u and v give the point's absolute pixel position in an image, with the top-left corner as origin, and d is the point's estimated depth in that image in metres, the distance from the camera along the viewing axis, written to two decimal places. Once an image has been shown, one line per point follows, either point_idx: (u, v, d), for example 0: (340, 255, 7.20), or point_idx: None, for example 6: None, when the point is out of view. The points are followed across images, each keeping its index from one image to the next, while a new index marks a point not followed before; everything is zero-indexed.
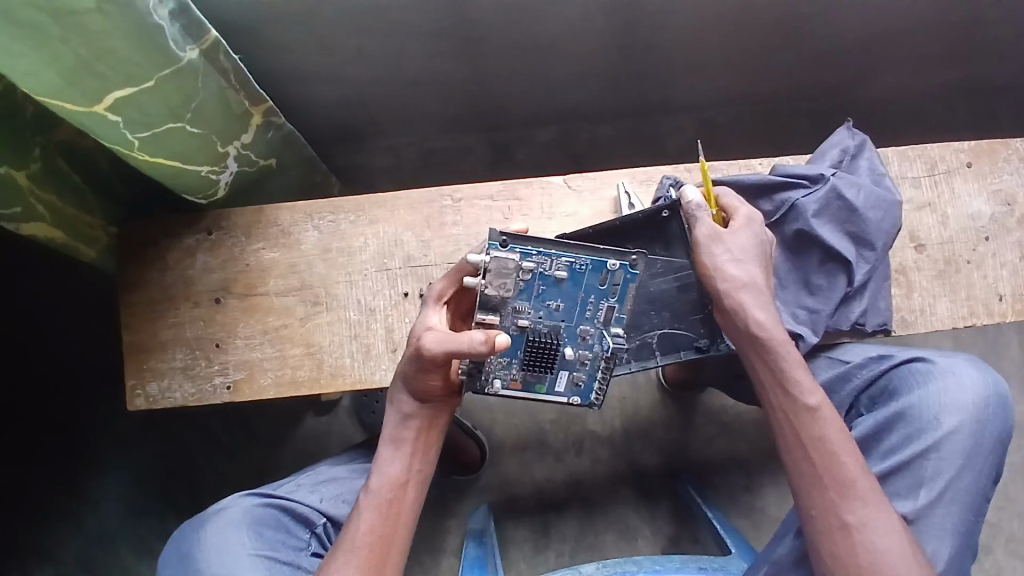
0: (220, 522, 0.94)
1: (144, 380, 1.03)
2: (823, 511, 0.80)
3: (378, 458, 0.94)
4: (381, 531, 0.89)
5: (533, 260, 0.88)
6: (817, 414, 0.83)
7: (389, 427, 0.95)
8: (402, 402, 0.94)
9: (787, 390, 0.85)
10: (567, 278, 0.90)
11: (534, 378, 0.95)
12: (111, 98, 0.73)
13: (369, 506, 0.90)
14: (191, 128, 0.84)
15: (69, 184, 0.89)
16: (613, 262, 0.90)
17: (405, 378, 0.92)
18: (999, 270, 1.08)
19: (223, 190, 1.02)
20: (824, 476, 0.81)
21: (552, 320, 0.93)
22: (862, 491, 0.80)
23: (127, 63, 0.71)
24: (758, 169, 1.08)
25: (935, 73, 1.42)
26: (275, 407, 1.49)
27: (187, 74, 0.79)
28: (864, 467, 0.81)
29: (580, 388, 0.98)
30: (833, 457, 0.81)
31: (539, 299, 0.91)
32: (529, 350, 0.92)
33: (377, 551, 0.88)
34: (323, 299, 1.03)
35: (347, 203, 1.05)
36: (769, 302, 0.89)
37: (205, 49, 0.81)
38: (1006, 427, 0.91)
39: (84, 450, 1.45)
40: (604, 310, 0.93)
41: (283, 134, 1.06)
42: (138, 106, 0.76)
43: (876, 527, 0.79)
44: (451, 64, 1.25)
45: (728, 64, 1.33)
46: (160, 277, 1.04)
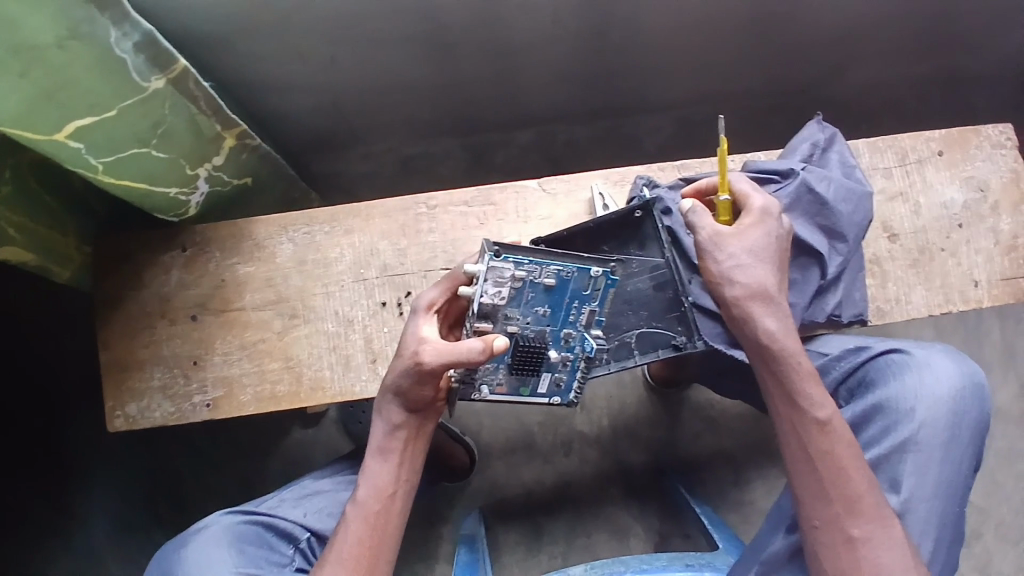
0: (202, 541, 0.94)
1: (123, 401, 1.02)
2: (828, 524, 0.81)
3: (365, 468, 0.93)
4: (369, 543, 0.89)
5: (523, 269, 0.87)
6: (828, 428, 0.83)
7: (375, 438, 0.94)
8: (390, 414, 0.92)
9: (796, 401, 0.85)
10: (555, 285, 0.89)
11: (520, 380, 0.96)
12: (72, 126, 0.72)
13: (357, 517, 0.90)
14: (157, 152, 0.83)
15: (40, 204, 0.88)
16: (596, 270, 0.91)
17: (395, 389, 0.90)
18: (973, 257, 1.09)
19: (195, 209, 1.01)
20: (835, 494, 0.81)
21: (539, 325, 0.92)
22: (867, 506, 0.80)
23: (91, 94, 0.71)
24: (730, 165, 1.08)
25: (908, 64, 1.43)
26: (262, 420, 1.48)
27: (154, 102, 0.79)
28: (872, 483, 0.81)
29: (560, 389, 0.99)
30: (840, 471, 0.81)
31: (526, 307, 0.90)
32: (517, 356, 0.92)
33: (366, 562, 0.88)
34: (300, 312, 1.03)
35: (322, 214, 1.04)
36: (781, 305, 0.88)
37: (173, 78, 0.80)
38: (982, 415, 0.92)
39: (70, 470, 1.45)
40: (585, 314, 0.94)
41: (259, 155, 1.04)
42: (100, 132, 0.75)
43: (880, 542, 0.79)
44: (425, 70, 1.25)
45: (701, 62, 1.34)
46: (135, 295, 1.04)
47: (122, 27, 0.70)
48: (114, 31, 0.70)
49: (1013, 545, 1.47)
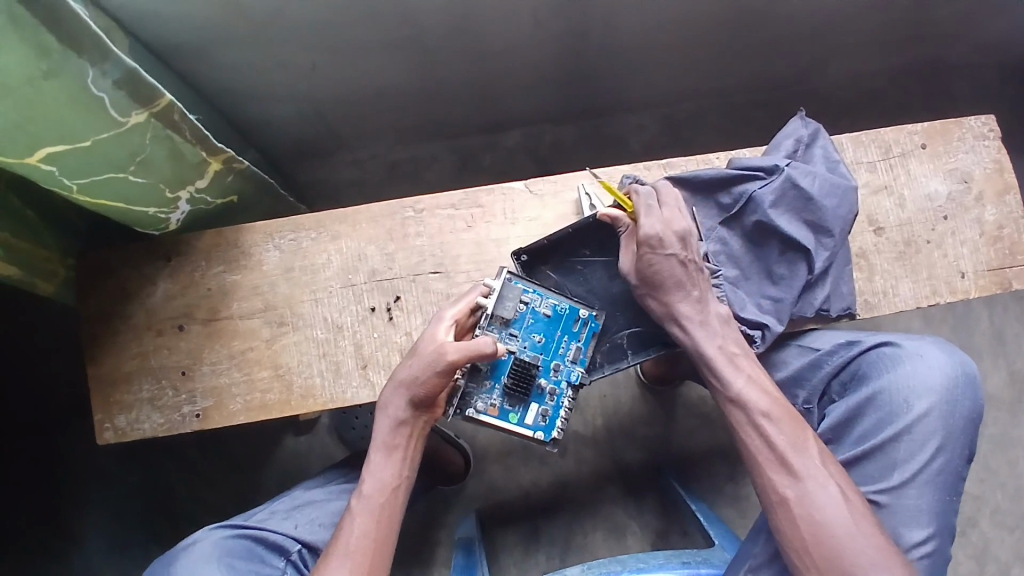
0: (191, 558, 0.93)
1: (112, 414, 1.01)
2: (765, 487, 0.85)
3: (369, 464, 0.92)
4: (375, 536, 0.88)
5: (527, 296, 0.95)
6: (740, 402, 0.88)
7: (379, 434, 0.92)
8: (395, 410, 0.91)
9: (714, 381, 0.91)
10: (550, 316, 0.96)
11: (511, 404, 0.94)
12: (44, 151, 0.71)
13: (362, 511, 0.90)
14: (135, 178, 0.82)
15: (22, 219, 0.88)
16: (584, 312, 0.98)
17: (403, 384, 0.90)
18: (959, 248, 1.09)
19: (176, 224, 1.00)
20: (760, 456, 0.85)
21: (533, 352, 0.96)
22: (795, 466, 0.83)
23: (64, 126, 0.70)
24: (715, 162, 1.07)
25: (887, 58, 1.45)
26: (254, 429, 1.47)
27: (132, 134, 0.77)
28: (800, 444, 0.84)
29: (545, 423, 0.95)
30: (761, 437, 0.86)
31: (524, 331, 0.96)
32: (513, 375, 0.93)
33: (372, 557, 0.87)
34: (289, 319, 1.02)
35: (308, 221, 1.04)
36: (693, 300, 0.92)
37: (156, 112, 0.77)
38: (976, 405, 0.92)
39: (64, 486, 1.44)
40: (573, 350, 0.97)
41: (245, 176, 1.01)
42: (73, 158, 0.74)
43: (814, 499, 0.81)
44: (408, 77, 1.25)
45: (685, 61, 1.35)
46: (120, 309, 1.02)
47: (101, 66, 0.68)
48: (92, 70, 0.68)
49: (1010, 531, 1.48)
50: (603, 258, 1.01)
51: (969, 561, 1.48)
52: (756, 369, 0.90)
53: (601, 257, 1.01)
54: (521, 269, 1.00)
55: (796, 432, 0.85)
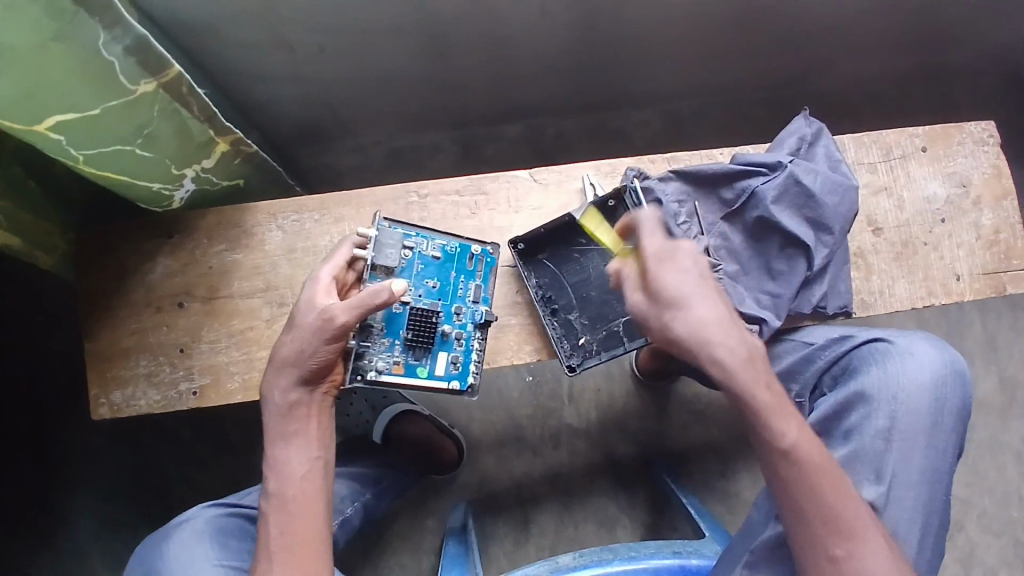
0: (184, 534, 0.92)
1: (108, 389, 0.99)
2: (810, 545, 0.79)
3: (271, 458, 0.85)
4: (296, 532, 0.81)
5: (411, 241, 0.96)
6: (793, 457, 0.80)
7: (271, 425, 0.85)
8: (283, 394, 0.85)
9: (760, 434, 0.81)
10: (440, 258, 0.98)
11: (417, 356, 0.95)
12: (53, 120, 0.70)
13: (273, 510, 0.82)
14: (141, 152, 0.81)
15: (25, 191, 0.87)
16: (476, 247, 0.99)
17: (293, 363, 0.85)
18: (955, 250, 1.11)
19: (179, 203, 0.98)
20: (813, 514, 0.79)
21: (430, 299, 0.96)
22: (847, 525, 0.79)
23: (73, 92, 0.69)
24: (719, 158, 1.08)
25: (890, 61, 1.46)
26: (248, 413, 1.47)
27: (140, 105, 0.76)
28: (848, 498, 0.80)
29: (459, 371, 0.96)
30: (812, 494, 0.79)
31: (417, 280, 0.96)
32: (411, 325, 0.93)
33: (307, 552, 0.80)
34: (289, 299, 1.00)
35: (311, 202, 1.03)
36: (722, 335, 0.83)
37: (164, 82, 0.76)
38: (965, 399, 0.93)
39: (55, 463, 1.44)
40: (473, 288, 0.98)
41: (252, 161, 1.01)
42: (82, 128, 0.73)
43: (861, 556, 0.78)
44: (415, 63, 1.26)
45: (690, 58, 1.36)
46: (119, 284, 1.01)
47: (112, 30, 0.68)
48: (104, 34, 0.67)
49: (996, 536, 1.51)
50: (600, 246, 1.02)
51: (956, 563, 1.50)
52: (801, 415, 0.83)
53: (596, 245, 1.02)
54: (518, 258, 1.01)
55: (841, 486, 0.80)
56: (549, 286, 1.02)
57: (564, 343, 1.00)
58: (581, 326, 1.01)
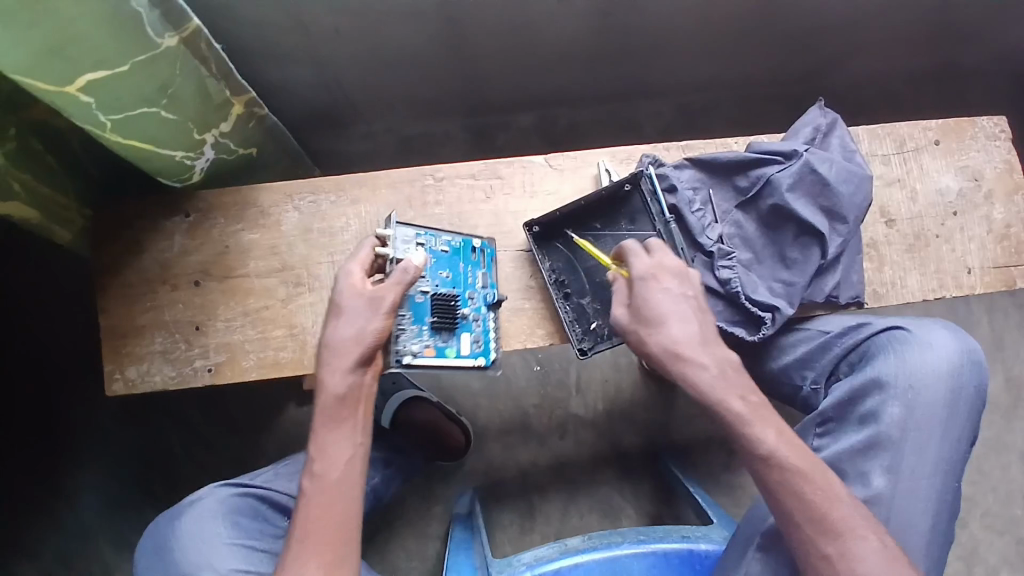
0: (196, 511, 0.92)
1: (123, 364, 1.00)
2: (801, 543, 0.78)
3: (317, 441, 0.83)
4: (327, 517, 0.79)
5: (422, 238, 0.95)
6: (772, 462, 0.79)
7: (321, 406, 0.83)
8: (338, 378, 0.83)
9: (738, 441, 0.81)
10: (449, 252, 0.97)
11: (444, 339, 0.94)
12: (83, 80, 0.69)
13: (314, 493, 0.81)
14: (166, 114, 0.81)
15: (43, 165, 0.88)
16: (477, 242, 1.01)
17: (350, 346, 0.84)
18: (967, 244, 1.11)
19: (199, 174, 0.99)
20: (801, 516, 0.77)
21: (446, 286, 0.95)
22: (836, 523, 0.77)
23: (103, 48, 0.67)
24: (733, 147, 1.08)
25: (904, 58, 1.47)
26: (257, 396, 1.48)
27: (164, 60, 0.77)
28: (840, 497, 0.78)
29: (482, 348, 0.96)
30: (796, 493, 0.78)
31: (431, 271, 0.95)
32: (435, 311, 0.93)
33: (335, 539, 0.78)
34: (305, 280, 1.01)
35: (327, 183, 1.03)
36: (694, 353, 0.84)
37: (184, 37, 0.78)
38: (980, 386, 0.94)
39: (63, 442, 1.45)
40: (481, 278, 0.99)
41: (263, 125, 1.07)
42: (110, 88, 0.72)
43: (857, 554, 0.75)
44: (432, 48, 1.26)
45: (705, 49, 1.36)
46: (136, 261, 1.02)
47: None
48: None
49: (999, 534, 1.51)
50: (614, 232, 1.01)
51: (958, 562, 1.50)
52: (783, 421, 0.82)
53: (610, 231, 1.02)
54: (533, 241, 1.02)
55: (827, 486, 0.78)
56: (564, 270, 1.02)
57: (576, 326, 1.00)
58: (593, 310, 1.00)
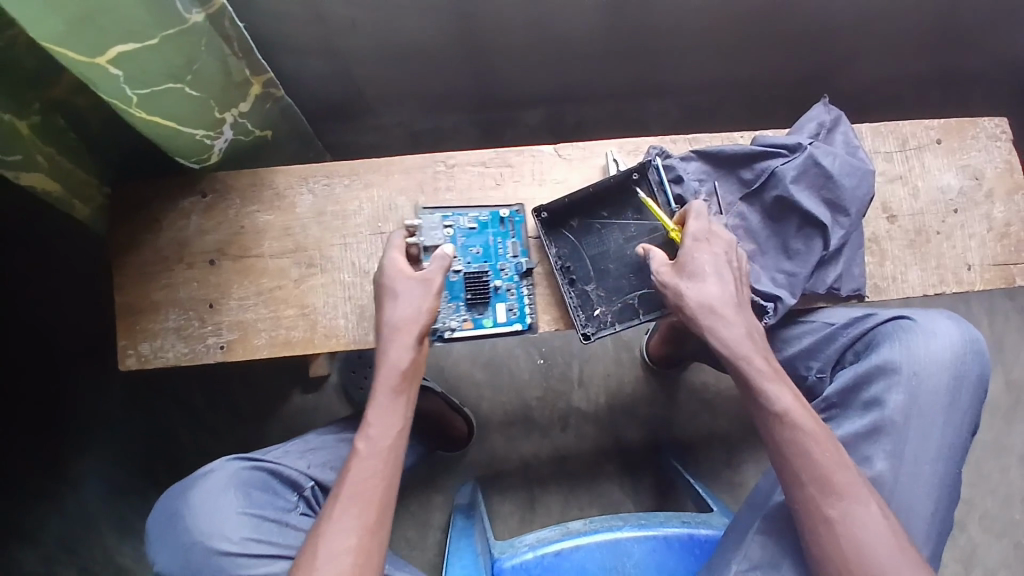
0: (207, 485, 0.93)
1: (137, 340, 1.02)
2: (805, 505, 0.82)
3: (373, 409, 0.88)
4: (381, 478, 0.85)
5: (449, 219, 1.02)
6: (787, 419, 0.84)
7: (383, 376, 0.89)
8: (401, 353, 0.89)
9: (756, 398, 0.86)
10: (477, 227, 1.03)
11: (480, 311, 1.01)
12: (114, 51, 0.71)
13: (370, 456, 0.86)
14: (190, 90, 0.85)
15: (65, 140, 0.91)
16: (503, 212, 1.04)
17: (407, 325, 0.90)
18: (967, 241, 1.13)
19: (217, 155, 1.02)
20: (805, 475, 0.83)
21: (478, 262, 1.02)
22: (840, 486, 0.82)
23: (134, 19, 0.70)
24: (739, 141, 1.11)
25: (908, 62, 1.49)
26: (263, 383, 1.50)
27: (190, 35, 0.80)
28: (843, 462, 0.83)
29: (517, 314, 1.01)
30: (806, 455, 0.83)
31: (462, 249, 1.02)
32: (468, 287, 1.00)
33: (380, 500, 0.84)
34: (318, 261, 1.03)
35: (341, 168, 1.06)
36: (728, 307, 0.89)
37: (210, 14, 0.82)
38: (983, 373, 0.96)
39: (72, 423, 1.47)
40: (511, 247, 1.03)
41: (279, 108, 1.10)
42: (138, 60, 0.75)
43: (857, 518, 0.81)
44: (444, 42, 1.29)
45: (711, 49, 1.39)
46: (152, 239, 1.04)
47: None
48: None
49: (997, 537, 1.52)
50: (619, 221, 1.04)
51: (956, 563, 1.51)
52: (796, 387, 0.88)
53: (616, 220, 1.04)
54: (542, 227, 1.04)
55: (837, 455, 0.83)
56: (571, 256, 1.03)
57: (580, 312, 1.02)
58: (597, 297, 1.02)
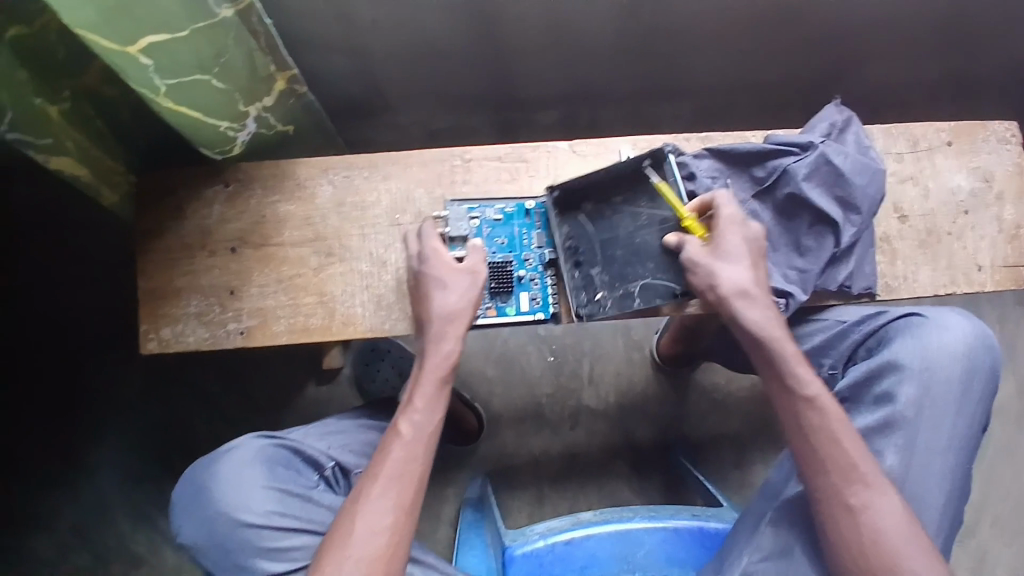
0: (231, 460, 0.94)
1: (158, 325, 1.04)
2: (826, 493, 0.84)
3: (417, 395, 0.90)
4: (421, 463, 0.87)
5: (475, 210, 1.04)
6: (816, 405, 0.86)
7: (432, 363, 0.91)
8: (452, 343, 0.92)
9: (786, 383, 0.88)
10: (502, 219, 1.05)
11: (503, 299, 1.03)
12: (145, 41, 0.74)
13: (413, 441, 0.87)
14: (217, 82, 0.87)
15: (93, 128, 0.94)
16: (530, 204, 1.06)
17: (455, 314, 0.93)
18: (978, 242, 1.14)
19: (240, 147, 1.05)
20: (829, 464, 0.84)
21: (503, 252, 1.04)
22: (864, 475, 0.83)
23: (165, 10, 0.73)
24: (751, 139, 1.12)
25: (919, 67, 1.50)
26: (277, 374, 1.52)
27: (219, 29, 0.83)
28: (863, 450, 0.85)
29: (540, 304, 1.04)
30: (833, 442, 0.85)
31: (487, 239, 1.04)
32: (492, 276, 1.02)
33: (417, 480, 0.86)
34: (337, 251, 1.06)
35: (361, 160, 1.08)
36: (761, 297, 0.92)
37: (240, 10, 0.86)
38: (994, 367, 0.96)
39: (89, 411, 1.49)
40: (536, 237, 1.05)
41: (302, 103, 1.13)
42: (167, 51, 0.77)
43: (879, 509, 0.82)
44: (461, 41, 1.31)
45: (723, 53, 1.41)
46: (175, 227, 1.06)
47: None
48: None
49: (1006, 543, 1.52)
50: (632, 208, 1.02)
51: (965, 569, 1.51)
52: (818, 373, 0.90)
53: (630, 207, 1.03)
54: (553, 205, 1.04)
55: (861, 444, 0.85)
56: (579, 239, 1.03)
57: (581, 294, 1.02)
58: (600, 281, 1.02)
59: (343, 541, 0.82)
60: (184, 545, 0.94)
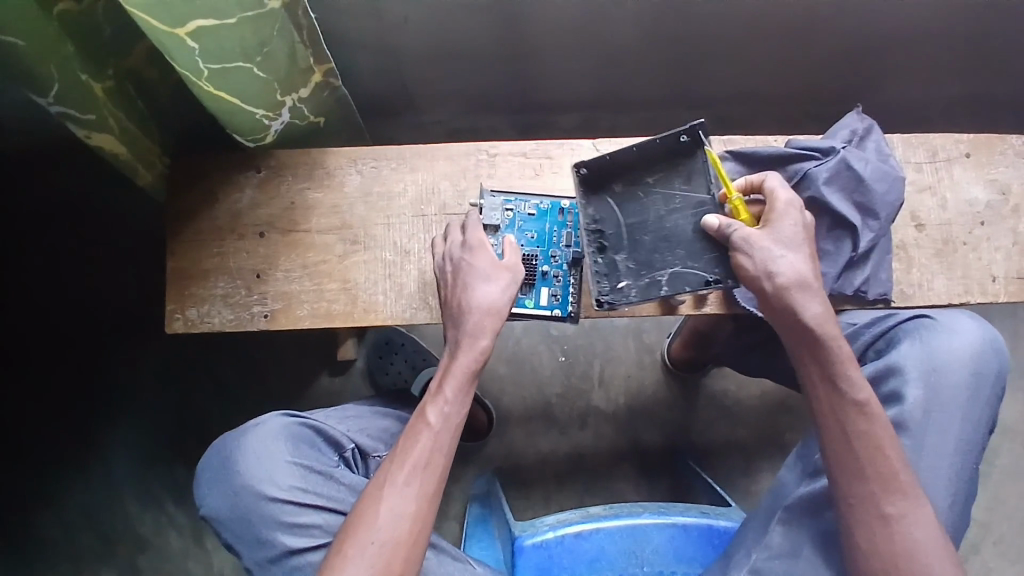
0: (259, 433, 0.97)
1: (184, 304, 1.06)
2: (862, 501, 0.85)
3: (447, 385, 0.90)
4: (445, 454, 0.88)
5: (512, 204, 1.06)
6: (867, 410, 0.86)
7: (464, 356, 0.91)
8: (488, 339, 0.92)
9: (837, 384, 0.87)
10: (536, 214, 1.06)
11: (524, 292, 1.04)
12: (194, 25, 0.76)
13: (439, 433, 0.88)
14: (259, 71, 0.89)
15: (133, 108, 0.97)
16: (566, 202, 1.06)
17: (493, 310, 0.93)
18: (993, 253, 1.15)
19: (272, 135, 1.07)
20: (869, 472, 0.85)
21: (530, 247, 1.05)
22: (903, 484, 0.84)
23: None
24: (773, 144, 1.14)
25: (938, 83, 1.52)
26: (291, 363, 1.54)
27: (268, 19, 0.85)
28: (903, 460, 0.86)
29: (560, 301, 1.04)
30: (879, 450, 0.85)
31: (518, 232, 1.05)
32: None
33: (441, 470, 0.87)
34: (362, 239, 1.08)
35: (389, 152, 1.10)
36: (820, 289, 0.90)
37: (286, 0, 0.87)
38: (1001, 369, 0.97)
39: (106, 393, 1.51)
40: (566, 235, 1.05)
41: (336, 96, 1.14)
42: (214, 37, 0.79)
43: (913, 518, 0.83)
44: (488, 43, 1.34)
45: (744, 62, 1.43)
46: (206, 210, 1.09)
47: None
48: None
49: (1011, 562, 1.51)
50: (665, 189, 1.02)
51: None
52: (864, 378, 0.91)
53: (662, 188, 1.02)
54: (580, 181, 1.03)
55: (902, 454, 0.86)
56: (604, 222, 1.02)
57: (604, 281, 1.01)
58: (625, 268, 1.01)
59: (364, 521, 0.84)
60: (207, 517, 0.96)
